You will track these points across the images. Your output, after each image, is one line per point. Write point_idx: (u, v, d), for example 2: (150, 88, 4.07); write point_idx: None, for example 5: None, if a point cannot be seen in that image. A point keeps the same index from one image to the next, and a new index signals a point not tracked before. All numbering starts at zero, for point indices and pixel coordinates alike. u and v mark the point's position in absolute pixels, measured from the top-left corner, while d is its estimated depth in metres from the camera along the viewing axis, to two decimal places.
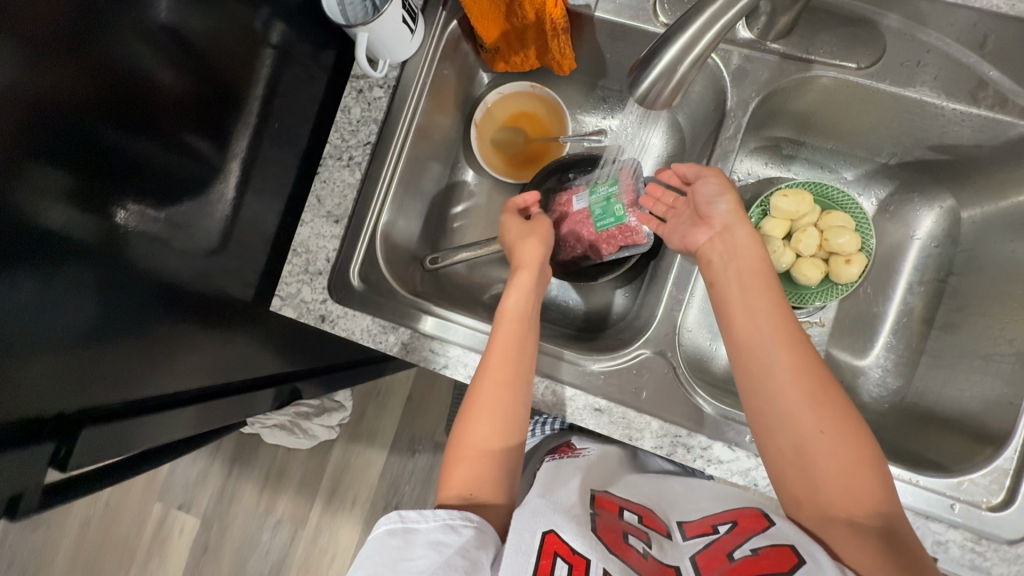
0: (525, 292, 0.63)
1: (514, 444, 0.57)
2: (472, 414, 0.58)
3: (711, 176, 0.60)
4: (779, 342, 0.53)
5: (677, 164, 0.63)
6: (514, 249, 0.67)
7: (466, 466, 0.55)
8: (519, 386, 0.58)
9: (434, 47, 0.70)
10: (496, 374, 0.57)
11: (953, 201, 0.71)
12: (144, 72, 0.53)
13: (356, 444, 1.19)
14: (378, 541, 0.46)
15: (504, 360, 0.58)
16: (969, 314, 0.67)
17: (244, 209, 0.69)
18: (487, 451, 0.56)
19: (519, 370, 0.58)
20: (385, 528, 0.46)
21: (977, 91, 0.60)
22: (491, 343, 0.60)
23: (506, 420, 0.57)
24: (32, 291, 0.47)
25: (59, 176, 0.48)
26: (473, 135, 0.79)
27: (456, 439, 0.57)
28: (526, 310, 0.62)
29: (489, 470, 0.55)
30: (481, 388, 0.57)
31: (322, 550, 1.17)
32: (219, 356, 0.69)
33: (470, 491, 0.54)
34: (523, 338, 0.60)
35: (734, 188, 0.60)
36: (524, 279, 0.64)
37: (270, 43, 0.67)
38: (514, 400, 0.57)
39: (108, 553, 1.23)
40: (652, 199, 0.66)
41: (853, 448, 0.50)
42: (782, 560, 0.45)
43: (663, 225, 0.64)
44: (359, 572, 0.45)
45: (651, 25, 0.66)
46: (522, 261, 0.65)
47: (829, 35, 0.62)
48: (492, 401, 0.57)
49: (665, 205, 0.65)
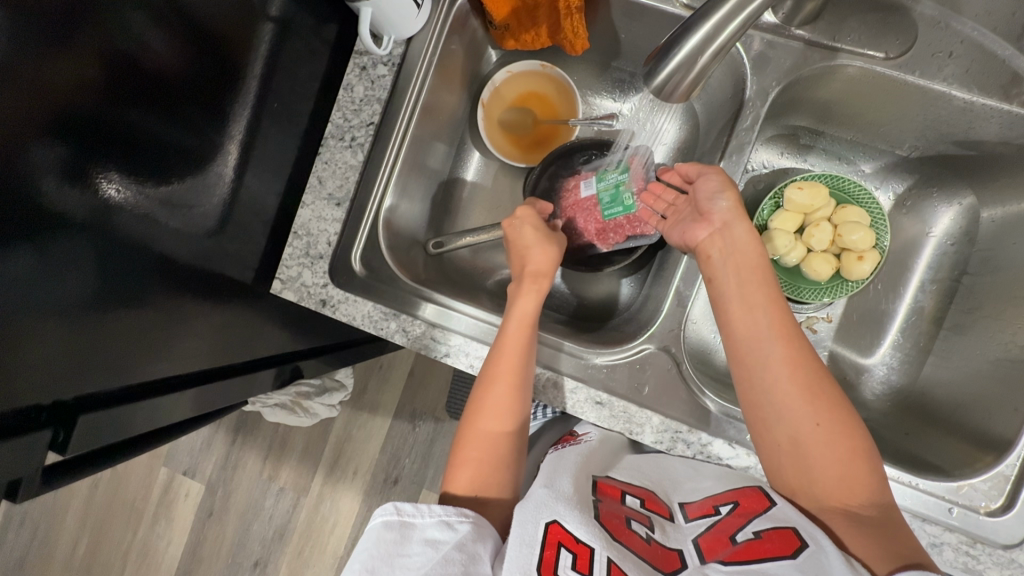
0: (537, 300, 0.61)
1: (512, 439, 0.57)
2: (480, 408, 0.58)
3: (712, 173, 0.59)
4: (776, 336, 0.53)
5: (679, 163, 0.62)
6: (531, 253, 0.64)
7: (467, 469, 0.55)
8: (524, 382, 0.57)
9: (442, 22, 0.67)
10: (500, 375, 0.57)
11: (974, 199, 0.69)
12: (145, 43, 0.51)
13: (357, 418, 1.21)
14: (374, 534, 0.46)
15: (506, 360, 0.57)
16: (981, 316, 0.66)
17: (243, 189, 0.67)
18: (486, 452, 0.56)
19: (526, 372, 0.57)
20: (382, 520, 0.46)
21: (1011, 87, 0.58)
22: (500, 341, 0.59)
23: (510, 415, 0.57)
24: (31, 270, 0.47)
25: (57, 150, 0.47)
26: (484, 129, 0.77)
27: (467, 436, 0.57)
28: (535, 317, 0.60)
29: (488, 460, 0.56)
30: (489, 390, 0.57)
31: (324, 519, 1.19)
32: (220, 337, 0.68)
33: (476, 491, 0.54)
34: (528, 342, 0.58)
35: (734, 185, 0.59)
36: (535, 284, 0.62)
37: (270, 15, 0.64)
38: (521, 398, 0.57)
39: (116, 513, 1.27)
40: (654, 196, 0.64)
41: (846, 438, 0.50)
42: (785, 543, 0.44)
43: (664, 221, 0.63)
44: (357, 564, 0.45)
45: (670, 6, 0.63)
46: (536, 266, 0.63)
47: (858, 22, 0.59)
48: (499, 398, 0.57)
49: (665, 203, 0.64)
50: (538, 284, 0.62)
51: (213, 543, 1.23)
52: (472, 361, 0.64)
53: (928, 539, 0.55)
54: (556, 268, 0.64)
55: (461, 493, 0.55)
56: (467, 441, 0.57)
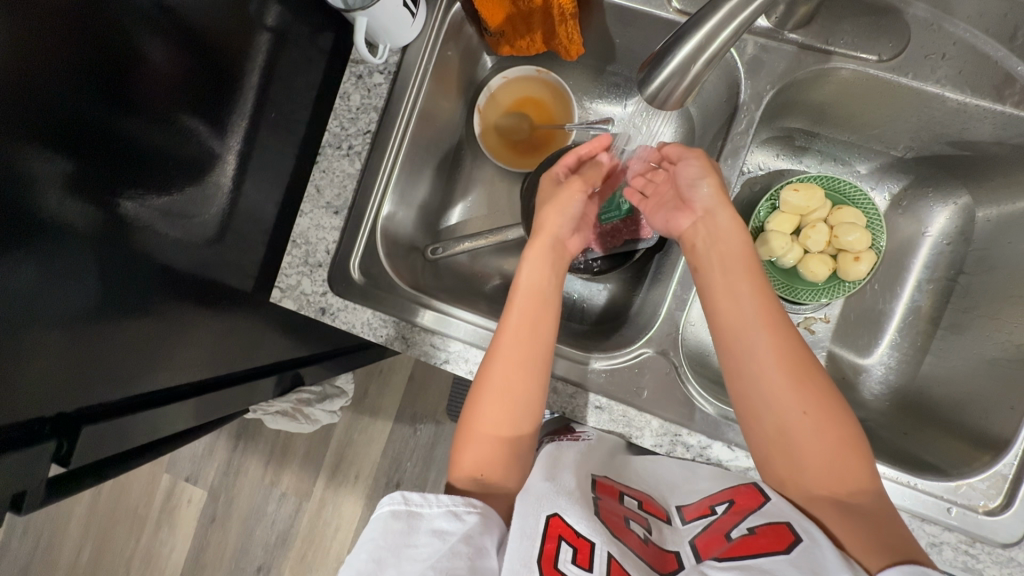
0: (537, 266, 0.61)
1: (518, 423, 0.56)
2: (483, 399, 0.57)
3: (692, 158, 0.59)
4: (762, 325, 0.53)
5: (665, 146, 0.62)
6: (540, 211, 0.65)
7: (475, 448, 0.56)
8: (535, 372, 0.56)
9: (437, 30, 0.67)
10: (507, 357, 0.57)
11: (969, 199, 0.69)
12: (144, 54, 0.51)
13: (358, 422, 1.21)
14: (382, 523, 0.46)
15: (516, 342, 0.57)
16: (977, 315, 0.67)
17: (242, 197, 0.67)
18: (499, 436, 0.56)
19: (527, 354, 0.57)
20: (389, 509, 0.46)
21: (1004, 87, 0.58)
22: (501, 326, 0.59)
23: (516, 402, 0.56)
24: (32, 284, 0.47)
25: (60, 163, 0.47)
26: (492, 158, 0.78)
27: (474, 419, 0.57)
28: (537, 286, 0.60)
29: (494, 444, 0.56)
30: (489, 371, 0.57)
31: (326, 523, 1.19)
32: (220, 344, 0.68)
33: (481, 473, 0.55)
34: (540, 322, 0.59)
35: (715, 169, 0.59)
36: (536, 248, 0.62)
37: (265, 25, 0.64)
38: (528, 385, 0.56)
39: (119, 520, 1.27)
40: (639, 177, 0.65)
41: (833, 428, 0.50)
42: (780, 538, 0.44)
43: (645, 202, 0.64)
44: (362, 554, 0.45)
45: (664, 11, 0.63)
46: (540, 230, 0.63)
47: (851, 25, 0.60)
48: (502, 383, 0.56)
49: (649, 183, 0.64)
50: (538, 248, 0.62)
51: (216, 548, 1.23)
52: (472, 367, 0.64)
53: (927, 538, 0.56)
54: (553, 227, 0.63)
55: (467, 476, 0.55)
56: (472, 424, 0.57)
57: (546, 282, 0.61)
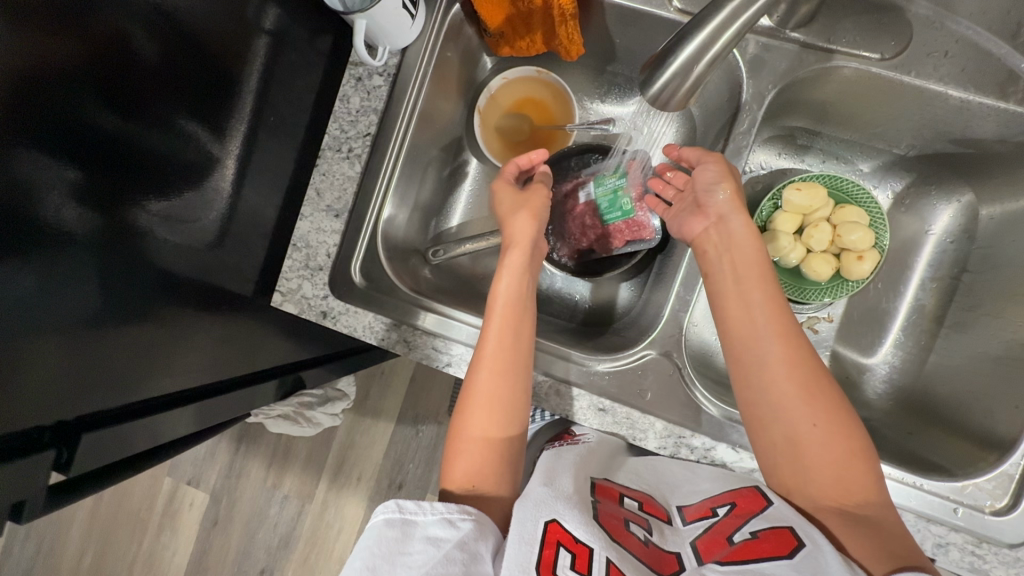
0: (516, 274, 0.61)
1: (505, 430, 0.56)
2: (470, 406, 0.57)
3: (710, 164, 0.59)
4: (774, 334, 0.53)
5: (683, 149, 0.63)
6: (507, 221, 0.65)
7: (465, 458, 0.55)
8: (516, 378, 0.56)
9: (436, 32, 0.67)
10: (491, 365, 0.56)
11: (973, 197, 0.69)
12: (144, 58, 0.51)
13: (360, 424, 1.21)
14: (376, 531, 0.45)
15: (500, 348, 0.57)
16: (982, 314, 0.66)
17: (242, 202, 0.67)
18: (486, 444, 0.56)
19: (513, 360, 0.56)
20: (383, 517, 0.46)
21: (1008, 85, 0.57)
22: (483, 333, 0.58)
23: (502, 409, 0.56)
24: (32, 295, 0.47)
25: (60, 168, 0.47)
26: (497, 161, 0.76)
27: (461, 429, 0.57)
28: (516, 293, 0.60)
29: (485, 452, 0.55)
30: (474, 381, 0.57)
31: (329, 525, 1.19)
32: (221, 348, 0.68)
33: (472, 482, 0.54)
34: (519, 326, 0.58)
35: (733, 176, 0.59)
36: (513, 256, 0.62)
37: (264, 29, 0.63)
38: (514, 391, 0.56)
39: (121, 524, 1.27)
40: (661, 183, 0.66)
41: (844, 438, 0.49)
42: (782, 543, 0.44)
43: (667, 209, 0.64)
44: (358, 562, 0.44)
45: (664, 10, 0.63)
46: (514, 239, 0.63)
47: (852, 24, 0.59)
48: (489, 391, 0.56)
49: (674, 189, 0.65)
50: (514, 256, 0.62)
51: (219, 551, 1.23)
52: None
53: (933, 539, 0.55)
54: (530, 235, 0.63)
55: (458, 486, 0.54)
56: (460, 434, 0.57)
57: (521, 288, 0.61)
